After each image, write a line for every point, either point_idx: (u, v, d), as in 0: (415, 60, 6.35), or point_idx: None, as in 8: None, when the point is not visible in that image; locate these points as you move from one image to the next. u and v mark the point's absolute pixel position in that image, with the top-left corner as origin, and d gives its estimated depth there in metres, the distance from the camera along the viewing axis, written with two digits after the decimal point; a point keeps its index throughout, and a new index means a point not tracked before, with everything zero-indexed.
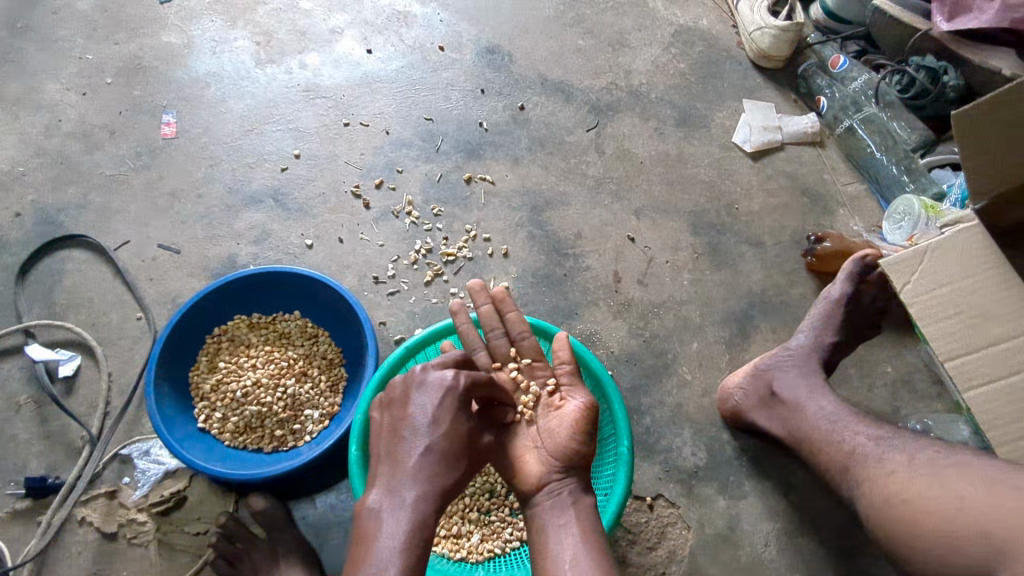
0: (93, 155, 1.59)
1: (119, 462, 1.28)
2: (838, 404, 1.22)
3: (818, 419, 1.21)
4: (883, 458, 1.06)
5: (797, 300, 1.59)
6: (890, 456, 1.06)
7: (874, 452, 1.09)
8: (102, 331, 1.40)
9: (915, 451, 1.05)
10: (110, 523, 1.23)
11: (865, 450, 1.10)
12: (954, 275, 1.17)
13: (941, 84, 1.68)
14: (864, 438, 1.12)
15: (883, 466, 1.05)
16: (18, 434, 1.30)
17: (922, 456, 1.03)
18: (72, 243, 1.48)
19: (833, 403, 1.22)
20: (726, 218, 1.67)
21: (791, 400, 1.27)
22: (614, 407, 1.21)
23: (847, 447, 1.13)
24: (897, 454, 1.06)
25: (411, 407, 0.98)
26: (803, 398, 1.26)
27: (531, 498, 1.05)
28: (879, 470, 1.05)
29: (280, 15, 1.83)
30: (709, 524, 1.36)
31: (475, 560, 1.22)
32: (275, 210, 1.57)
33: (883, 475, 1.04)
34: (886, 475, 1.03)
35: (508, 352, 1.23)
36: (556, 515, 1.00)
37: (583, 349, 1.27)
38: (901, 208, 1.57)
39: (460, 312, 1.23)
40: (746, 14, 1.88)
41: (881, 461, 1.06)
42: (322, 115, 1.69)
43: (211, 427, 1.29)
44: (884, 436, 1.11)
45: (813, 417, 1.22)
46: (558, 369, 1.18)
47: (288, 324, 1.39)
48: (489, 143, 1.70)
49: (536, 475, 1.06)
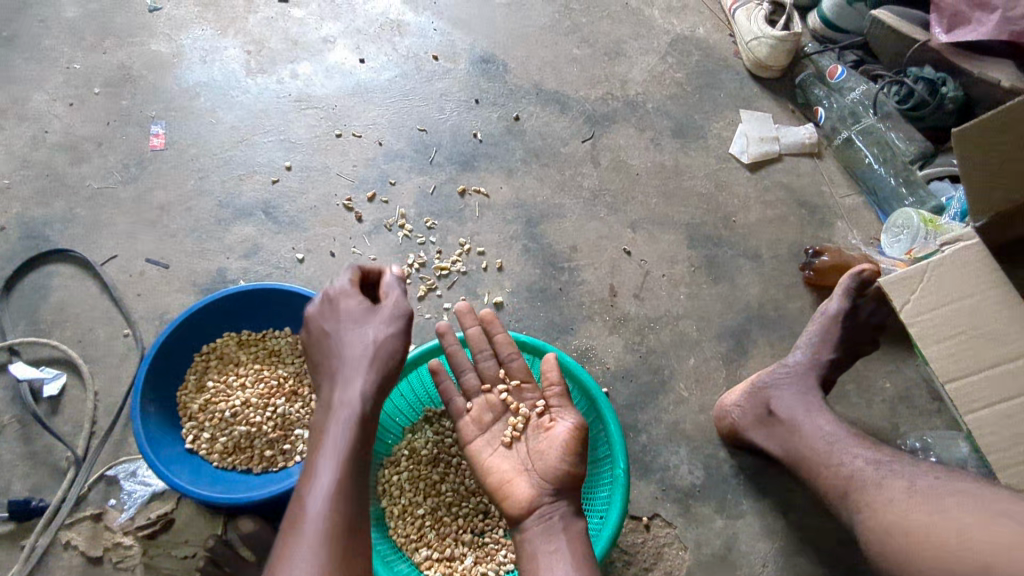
0: (80, 167, 1.56)
1: (105, 483, 1.26)
2: (836, 423, 1.20)
3: (816, 439, 1.19)
4: (883, 485, 1.05)
5: (795, 315, 1.57)
6: (889, 482, 1.04)
7: (874, 478, 1.07)
8: (88, 348, 1.37)
9: (915, 477, 1.03)
10: (96, 546, 1.21)
11: (864, 475, 1.08)
12: (953, 295, 1.15)
13: (940, 95, 1.66)
14: (863, 462, 1.11)
15: (882, 495, 1.03)
16: (2, 455, 1.27)
17: (923, 484, 1.01)
18: (58, 258, 1.46)
19: (832, 424, 1.20)
20: (723, 230, 1.65)
21: (789, 419, 1.25)
22: (610, 427, 1.18)
23: (846, 471, 1.11)
24: (898, 480, 1.04)
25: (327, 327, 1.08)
26: (800, 418, 1.24)
27: (520, 523, 1.02)
28: (879, 498, 1.04)
29: (271, 23, 1.80)
30: (706, 544, 1.34)
31: None
32: (266, 223, 1.54)
33: (882, 501, 1.02)
34: (885, 503, 1.02)
35: (497, 373, 1.21)
36: (546, 542, 0.97)
37: (573, 364, 1.25)
38: (899, 222, 1.56)
39: (449, 333, 1.19)
40: (743, 23, 1.86)
41: (880, 488, 1.05)
42: (314, 126, 1.67)
43: (199, 447, 1.26)
44: (885, 461, 1.09)
45: (812, 437, 1.20)
46: (547, 391, 1.17)
47: (278, 340, 1.36)
48: (483, 154, 1.68)
49: (527, 499, 1.04)
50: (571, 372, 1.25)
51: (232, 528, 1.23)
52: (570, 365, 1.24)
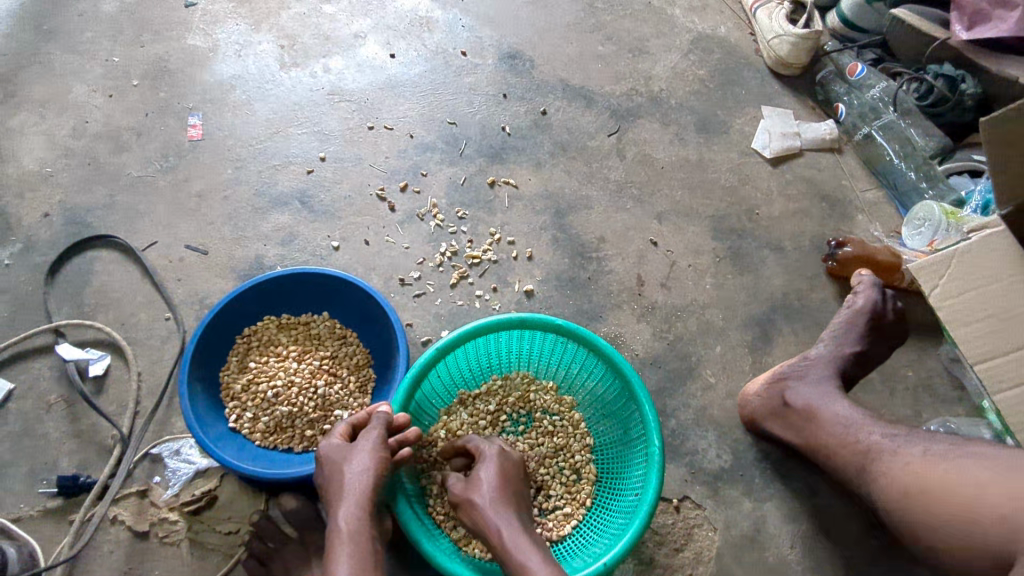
0: (121, 156, 1.60)
1: (150, 461, 1.29)
2: (852, 407, 1.22)
3: (833, 425, 1.21)
4: (899, 452, 1.09)
5: (819, 305, 1.60)
6: (905, 448, 1.09)
7: (888, 446, 1.11)
8: (131, 331, 1.41)
9: (930, 444, 1.08)
10: (142, 522, 1.24)
11: (880, 446, 1.12)
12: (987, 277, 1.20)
13: (959, 92, 1.70)
14: (878, 435, 1.14)
15: (898, 459, 1.09)
16: (49, 433, 1.30)
17: (938, 448, 1.07)
18: (100, 243, 1.49)
19: (848, 409, 1.22)
20: (747, 223, 1.68)
21: (804, 407, 1.27)
22: (644, 407, 1.21)
23: (862, 446, 1.15)
24: (913, 447, 1.09)
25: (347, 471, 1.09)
26: (817, 405, 1.25)
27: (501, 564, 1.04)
28: (894, 463, 1.09)
29: (304, 19, 1.85)
30: (735, 526, 1.37)
31: None
32: (301, 212, 1.58)
33: (898, 466, 1.08)
34: (902, 467, 1.07)
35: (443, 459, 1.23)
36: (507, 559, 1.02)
37: (600, 341, 1.27)
38: (920, 215, 1.59)
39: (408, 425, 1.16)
40: (764, 22, 1.90)
41: (896, 455, 1.10)
42: (347, 118, 1.71)
43: (242, 427, 1.29)
44: (899, 433, 1.13)
45: (828, 423, 1.22)
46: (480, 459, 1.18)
47: (317, 324, 1.40)
48: (512, 147, 1.72)
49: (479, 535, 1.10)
50: (605, 356, 1.27)
51: (275, 504, 1.27)
52: (604, 348, 1.26)
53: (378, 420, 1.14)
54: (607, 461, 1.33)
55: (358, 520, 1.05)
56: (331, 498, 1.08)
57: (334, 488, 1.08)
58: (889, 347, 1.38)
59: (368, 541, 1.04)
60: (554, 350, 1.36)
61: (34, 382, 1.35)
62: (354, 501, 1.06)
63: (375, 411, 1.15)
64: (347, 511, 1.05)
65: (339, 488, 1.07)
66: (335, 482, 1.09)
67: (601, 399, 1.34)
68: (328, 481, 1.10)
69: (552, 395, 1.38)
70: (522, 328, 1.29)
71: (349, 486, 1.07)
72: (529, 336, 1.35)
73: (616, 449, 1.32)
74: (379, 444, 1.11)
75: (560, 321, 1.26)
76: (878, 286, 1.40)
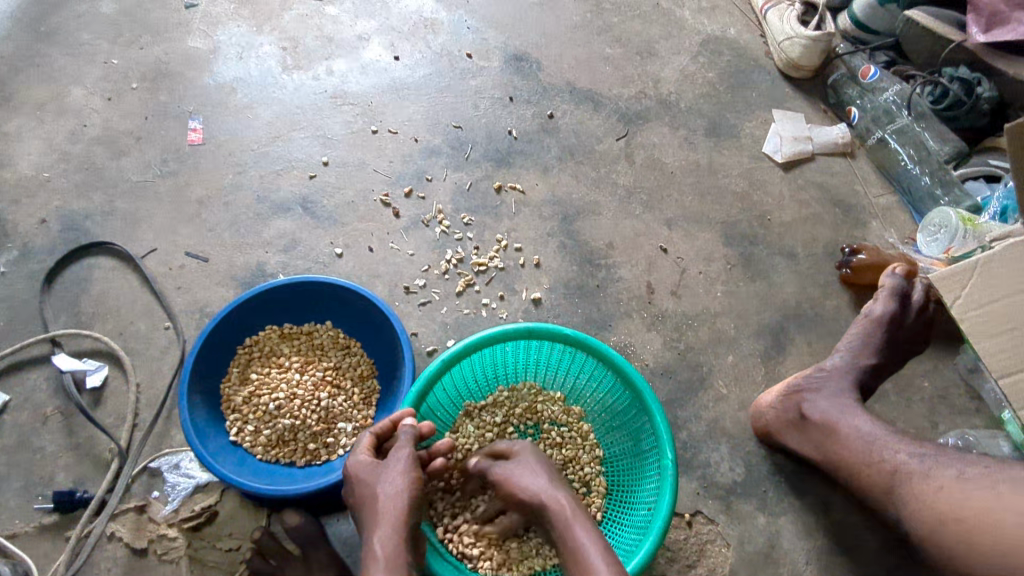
0: (120, 161, 1.56)
1: (148, 475, 1.26)
2: (874, 422, 1.19)
3: (855, 440, 1.18)
4: (930, 475, 1.05)
5: (833, 313, 1.56)
6: (937, 471, 1.05)
7: (919, 468, 1.07)
8: (130, 340, 1.38)
9: (963, 467, 1.04)
10: (140, 538, 1.20)
11: (909, 466, 1.08)
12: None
13: (975, 96, 1.67)
14: (906, 455, 1.10)
15: (930, 482, 1.04)
16: (45, 446, 1.27)
17: (973, 473, 1.01)
18: (98, 250, 1.46)
19: (870, 422, 1.19)
20: (759, 229, 1.65)
21: (823, 421, 1.24)
22: (656, 418, 1.18)
23: (889, 465, 1.11)
24: (945, 470, 1.05)
25: (380, 487, 1.04)
26: (835, 418, 1.22)
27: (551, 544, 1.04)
28: (926, 486, 1.05)
29: (306, 20, 1.81)
30: (749, 541, 1.33)
31: None
32: (304, 218, 1.54)
33: (931, 490, 1.03)
34: (937, 493, 1.02)
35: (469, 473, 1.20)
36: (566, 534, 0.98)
37: (610, 351, 1.24)
38: (937, 221, 1.55)
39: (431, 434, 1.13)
40: (775, 24, 1.87)
41: (928, 477, 1.05)
42: (350, 122, 1.67)
43: (243, 440, 1.26)
44: (928, 453, 1.09)
45: (850, 439, 1.18)
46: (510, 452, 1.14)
47: (319, 334, 1.37)
48: (519, 152, 1.68)
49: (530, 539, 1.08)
50: (614, 365, 1.24)
51: (277, 520, 1.23)
52: (614, 358, 1.23)
53: (405, 434, 1.10)
54: (618, 474, 1.29)
55: (394, 543, 0.97)
56: (367, 521, 1.02)
57: (367, 511, 1.03)
58: (901, 360, 1.35)
59: (407, 565, 0.96)
60: (563, 361, 1.33)
61: (29, 393, 1.32)
62: (391, 522, 1.00)
63: (402, 425, 1.11)
64: (384, 534, 0.98)
65: (374, 509, 1.02)
66: (368, 502, 1.03)
67: (609, 411, 1.31)
68: (362, 503, 1.04)
69: (561, 406, 1.34)
70: (529, 338, 1.26)
71: (385, 506, 1.02)
72: (536, 346, 1.32)
73: (625, 462, 1.29)
74: (412, 463, 1.07)
75: (568, 330, 1.23)
76: (899, 293, 1.36)
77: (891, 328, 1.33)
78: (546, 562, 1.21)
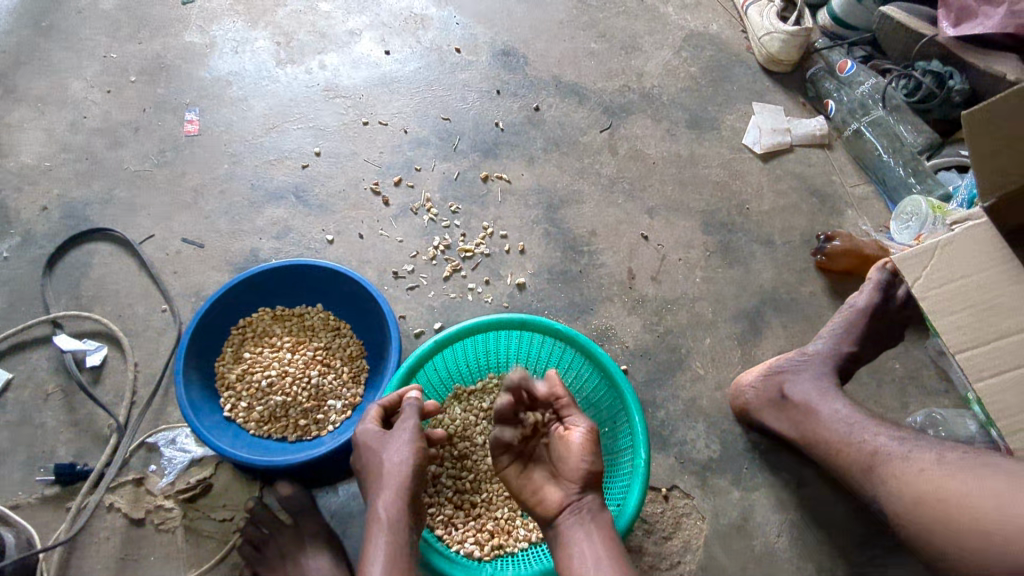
0: (118, 151, 1.62)
1: (146, 450, 1.31)
2: (852, 407, 1.24)
3: (834, 423, 1.23)
4: (910, 458, 1.10)
5: (807, 298, 1.62)
6: (916, 454, 1.10)
7: (899, 451, 1.12)
8: (128, 322, 1.43)
9: (943, 451, 1.09)
10: (138, 509, 1.26)
11: (888, 449, 1.14)
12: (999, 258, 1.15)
13: (947, 87, 1.72)
14: (886, 438, 1.16)
15: (910, 464, 1.09)
16: (46, 422, 1.33)
17: (952, 457, 1.07)
18: (98, 236, 1.52)
19: (848, 407, 1.25)
20: (737, 217, 1.70)
21: (803, 402, 1.30)
22: (633, 420, 1.21)
23: (869, 447, 1.16)
24: (924, 453, 1.10)
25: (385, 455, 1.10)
26: (815, 400, 1.28)
27: (554, 523, 1.07)
28: (905, 468, 1.10)
29: (300, 16, 1.87)
30: (723, 515, 1.38)
31: (483, 559, 1.23)
32: (297, 206, 1.60)
33: (911, 471, 1.09)
34: (917, 474, 1.07)
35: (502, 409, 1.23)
36: (579, 531, 1.03)
37: (599, 351, 1.28)
38: (908, 209, 1.61)
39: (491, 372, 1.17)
40: (755, 20, 1.92)
41: (907, 460, 1.10)
42: (341, 114, 1.73)
43: (236, 416, 1.31)
44: (907, 437, 1.15)
45: (830, 422, 1.24)
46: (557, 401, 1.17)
47: (311, 316, 1.42)
48: (506, 143, 1.73)
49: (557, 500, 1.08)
50: (600, 363, 1.28)
51: (270, 492, 1.29)
52: (600, 356, 1.27)
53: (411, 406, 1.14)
54: None
55: (396, 508, 1.06)
56: (371, 485, 1.09)
57: (373, 475, 1.10)
58: (880, 347, 1.39)
59: (407, 530, 1.05)
60: (552, 356, 1.38)
61: (31, 372, 1.37)
62: (393, 489, 1.07)
63: (408, 397, 1.15)
64: (387, 499, 1.06)
65: (380, 475, 1.09)
66: (375, 468, 1.10)
67: (595, 406, 1.35)
68: (365, 466, 1.11)
69: None
70: (522, 330, 1.31)
71: (387, 472, 1.09)
72: (528, 341, 1.37)
73: (604, 455, 1.33)
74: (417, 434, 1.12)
75: (558, 326, 1.27)
76: (883, 287, 1.37)
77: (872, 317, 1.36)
78: (513, 547, 1.25)
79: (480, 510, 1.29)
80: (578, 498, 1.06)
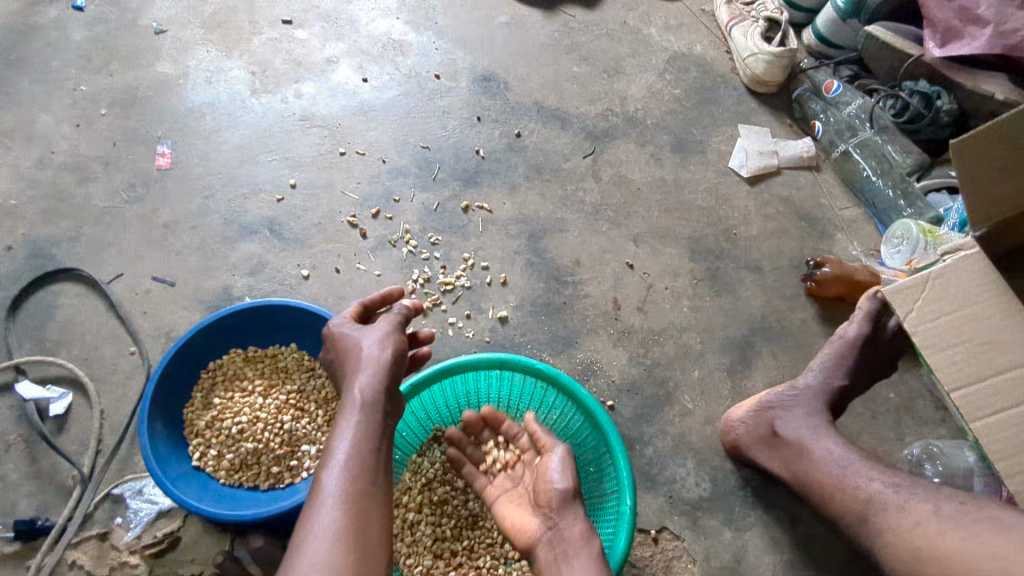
0: (87, 186, 1.57)
1: (111, 502, 1.26)
2: (845, 447, 1.19)
3: (826, 464, 1.17)
4: (907, 508, 1.03)
5: (798, 326, 1.58)
6: (913, 505, 1.03)
7: (895, 500, 1.05)
8: (94, 366, 1.38)
9: (941, 503, 1.01)
10: (102, 566, 1.20)
11: (883, 498, 1.07)
12: (993, 295, 1.09)
13: (935, 109, 1.69)
14: (880, 485, 1.09)
15: (906, 517, 1.02)
16: (7, 474, 1.27)
17: (949, 509, 0.99)
18: (63, 276, 1.47)
19: (840, 446, 1.19)
20: (724, 243, 1.66)
21: (793, 440, 1.25)
22: (618, 464, 1.16)
23: (863, 494, 1.10)
24: (923, 504, 1.02)
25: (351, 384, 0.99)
26: (807, 440, 1.23)
27: (531, 553, 1.01)
28: (902, 521, 1.02)
29: (276, 44, 1.83)
30: (714, 557, 1.33)
31: None
32: (271, 240, 1.55)
33: (907, 525, 1.01)
34: (913, 528, 1.00)
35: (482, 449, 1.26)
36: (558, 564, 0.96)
37: (580, 390, 1.23)
38: (899, 233, 1.57)
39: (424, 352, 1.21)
40: (739, 40, 1.89)
41: (903, 511, 1.03)
42: (318, 145, 1.69)
43: (205, 465, 1.26)
44: (902, 484, 1.08)
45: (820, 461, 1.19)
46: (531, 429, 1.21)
47: (284, 356, 1.37)
48: (487, 171, 1.70)
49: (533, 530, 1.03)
50: (581, 403, 1.23)
51: (240, 544, 1.23)
52: (583, 395, 1.23)
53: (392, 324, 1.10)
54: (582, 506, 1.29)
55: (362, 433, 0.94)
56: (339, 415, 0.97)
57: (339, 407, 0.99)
58: (874, 380, 1.34)
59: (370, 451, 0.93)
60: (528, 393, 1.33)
61: None
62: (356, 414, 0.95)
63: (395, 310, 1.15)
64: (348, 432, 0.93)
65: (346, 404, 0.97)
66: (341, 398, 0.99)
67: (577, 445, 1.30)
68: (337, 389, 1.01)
69: None
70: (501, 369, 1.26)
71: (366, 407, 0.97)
72: (507, 378, 1.32)
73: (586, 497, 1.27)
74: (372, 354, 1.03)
75: (535, 363, 1.23)
76: (874, 317, 1.32)
77: (865, 348, 1.31)
78: None
79: (461, 559, 1.24)
80: (553, 526, 1.01)
